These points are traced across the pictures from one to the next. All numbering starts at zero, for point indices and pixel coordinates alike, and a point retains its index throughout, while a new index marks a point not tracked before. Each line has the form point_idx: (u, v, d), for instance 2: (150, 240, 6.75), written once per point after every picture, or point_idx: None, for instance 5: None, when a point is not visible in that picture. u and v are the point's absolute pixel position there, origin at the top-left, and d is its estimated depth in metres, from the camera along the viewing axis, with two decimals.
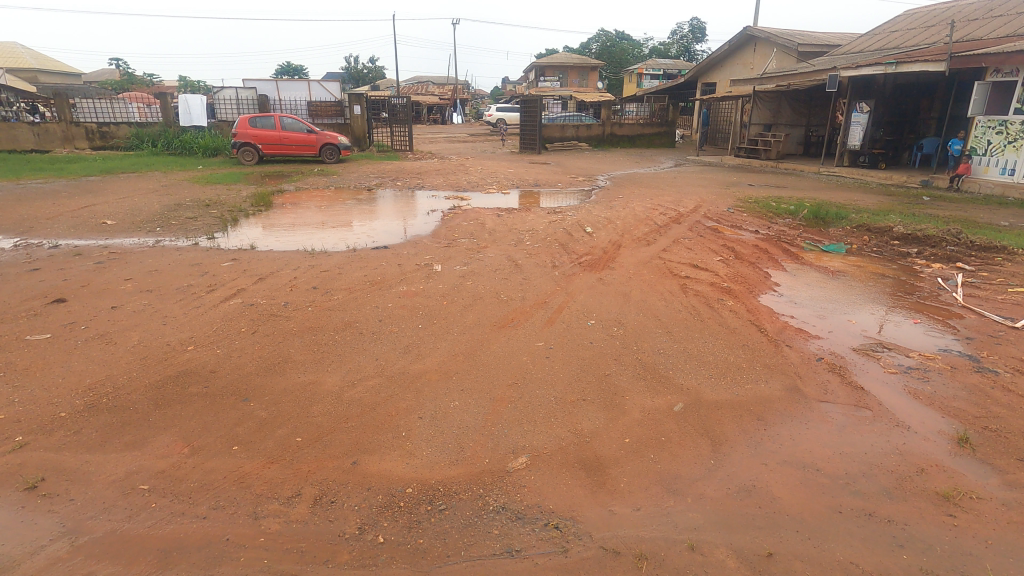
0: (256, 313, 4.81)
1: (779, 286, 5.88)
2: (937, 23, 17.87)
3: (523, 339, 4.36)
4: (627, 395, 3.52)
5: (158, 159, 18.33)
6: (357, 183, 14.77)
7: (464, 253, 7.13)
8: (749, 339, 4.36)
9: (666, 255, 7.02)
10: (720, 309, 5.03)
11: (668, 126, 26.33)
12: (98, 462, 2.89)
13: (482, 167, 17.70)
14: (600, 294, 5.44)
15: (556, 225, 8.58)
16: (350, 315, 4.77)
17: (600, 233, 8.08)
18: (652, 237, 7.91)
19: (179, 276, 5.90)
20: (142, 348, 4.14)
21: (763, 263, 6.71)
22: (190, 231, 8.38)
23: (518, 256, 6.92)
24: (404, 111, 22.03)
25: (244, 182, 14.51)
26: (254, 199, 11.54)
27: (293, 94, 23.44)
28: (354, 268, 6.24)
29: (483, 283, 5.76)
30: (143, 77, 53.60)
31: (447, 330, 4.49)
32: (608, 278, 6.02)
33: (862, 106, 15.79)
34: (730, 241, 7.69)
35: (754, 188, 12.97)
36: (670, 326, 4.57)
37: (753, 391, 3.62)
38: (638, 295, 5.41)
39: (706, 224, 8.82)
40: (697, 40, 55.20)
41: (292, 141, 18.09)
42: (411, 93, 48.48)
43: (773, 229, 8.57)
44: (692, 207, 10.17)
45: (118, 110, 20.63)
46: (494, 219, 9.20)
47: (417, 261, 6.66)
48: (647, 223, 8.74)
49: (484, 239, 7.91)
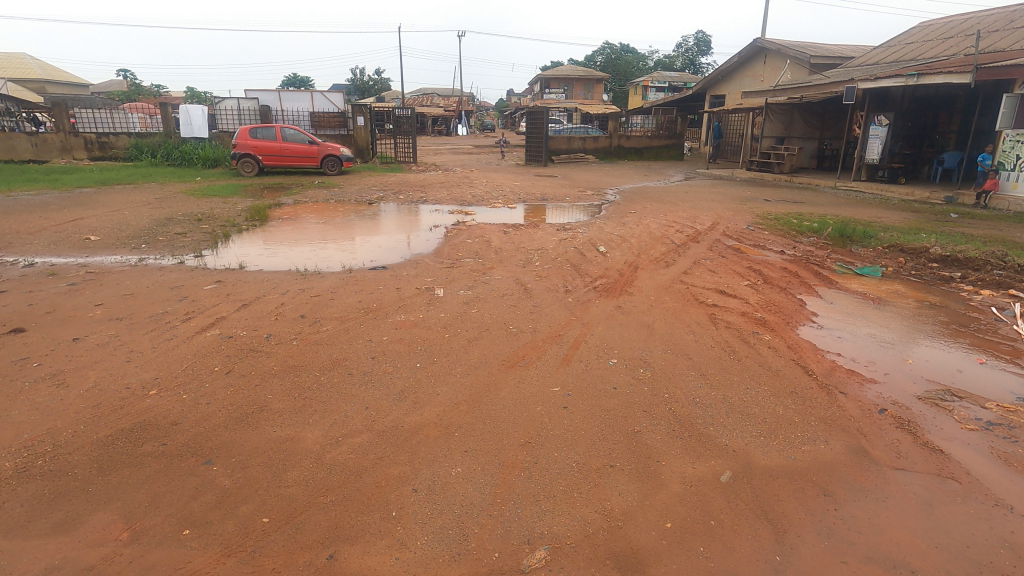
0: (233, 348, 4.26)
1: (818, 316, 5.32)
2: (956, 35, 17.39)
3: (535, 382, 3.79)
4: (663, 460, 2.94)
5: (157, 170, 17.95)
6: (359, 196, 14.32)
7: (468, 275, 6.60)
8: (797, 385, 3.78)
9: (688, 278, 6.48)
10: (757, 346, 4.45)
11: (676, 139, 25.76)
12: (13, 555, 2.33)
13: (487, 179, 17.29)
14: (620, 326, 4.88)
15: (566, 243, 8.05)
16: (340, 351, 4.21)
17: (614, 253, 7.54)
18: (671, 258, 7.37)
19: (155, 301, 5.37)
20: (97, 393, 3.58)
21: (795, 289, 6.14)
22: (177, 248, 7.87)
23: (527, 279, 6.39)
24: (408, 122, 21.70)
25: (242, 194, 14.08)
26: (250, 213, 11.07)
27: (296, 104, 23.08)
28: (348, 292, 5.71)
29: (489, 311, 5.22)
30: (150, 88, 53.89)
31: (450, 371, 3.94)
32: (628, 305, 5.47)
33: (881, 119, 15.26)
34: (755, 263, 7.13)
35: (771, 203, 12.44)
36: (704, 368, 4.00)
37: (812, 454, 3.03)
38: (662, 328, 4.84)
39: (728, 244, 8.26)
40: (703, 53, 55.07)
41: (292, 152, 17.71)
42: (415, 104, 48.38)
43: (799, 249, 8.02)
44: (710, 224, 9.62)
45: (118, 121, 20.37)
46: (501, 236, 8.67)
47: (418, 284, 6.13)
48: (663, 242, 8.20)
49: (489, 259, 7.37)
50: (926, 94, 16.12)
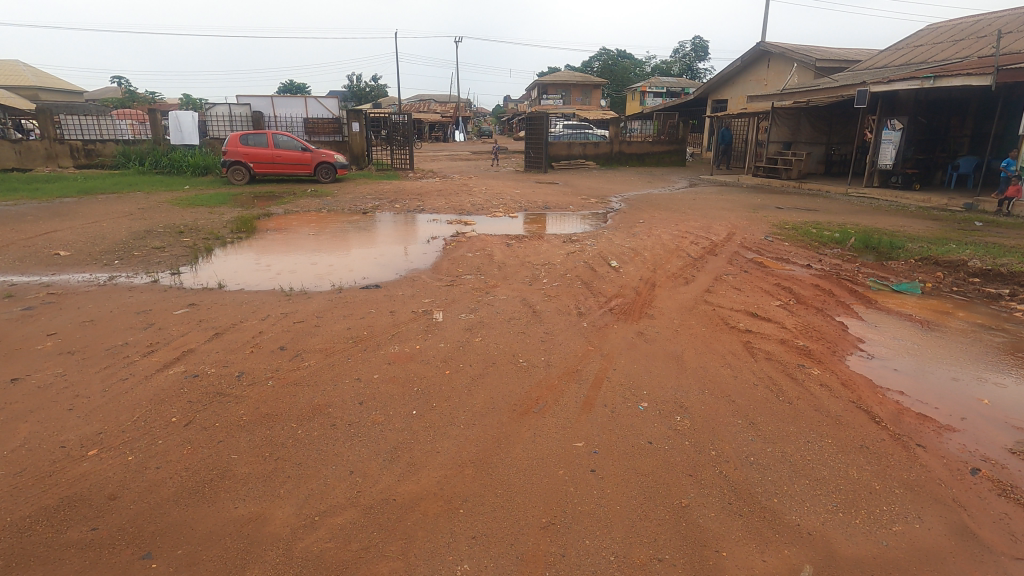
0: (197, 390, 3.63)
1: (864, 343, 4.73)
2: (966, 36, 16.96)
3: (554, 435, 3.17)
4: (724, 550, 2.32)
5: (144, 179, 17.33)
6: (353, 205, 13.70)
7: (469, 294, 5.99)
8: (865, 435, 3.17)
9: (712, 298, 5.89)
10: (807, 382, 3.85)
11: (678, 144, 25.29)
12: None
13: (487, 187, 16.70)
14: (645, 357, 4.28)
15: (575, 257, 7.46)
16: (321, 394, 3.58)
17: (628, 268, 6.94)
18: (690, 274, 6.80)
19: (116, 330, 4.74)
20: (23, 455, 2.95)
21: (832, 309, 5.56)
22: (152, 265, 7.24)
23: (535, 299, 5.79)
24: (406, 128, 21.17)
25: (230, 204, 13.47)
26: (236, 224, 10.45)
27: (289, 110, 22.47)
28: (336, 318, 5.10)
29: (495, 340, 4.61)
30: (145, 95, 53.41)
31: (453, 420, 3.32)
32: (651, 331, 4.87)
33: (894, 123, 14.74)
34: (782, 279, 6.56)
35: (783, 211, 11.92)
36: (752, 414, 3.39)
37: (907, 537, 2.42)
38: (694, 360, 4.24)
39: (748, 257, 7.69)
40: (699, 58, 54.86)
41: (285, 160, 17.14)
42: (412, 110, 47.87)
43: (825, 263, 7.45)
44: (725, 234, 9.06)
45: (105, 128, 19.79)
46: (503, 250, 8.07)
47: (414, 306, 5.52)
48: (679, 256, 7.62)
49: (492, 275, 6.76)
50: (939, 97, 15.65)
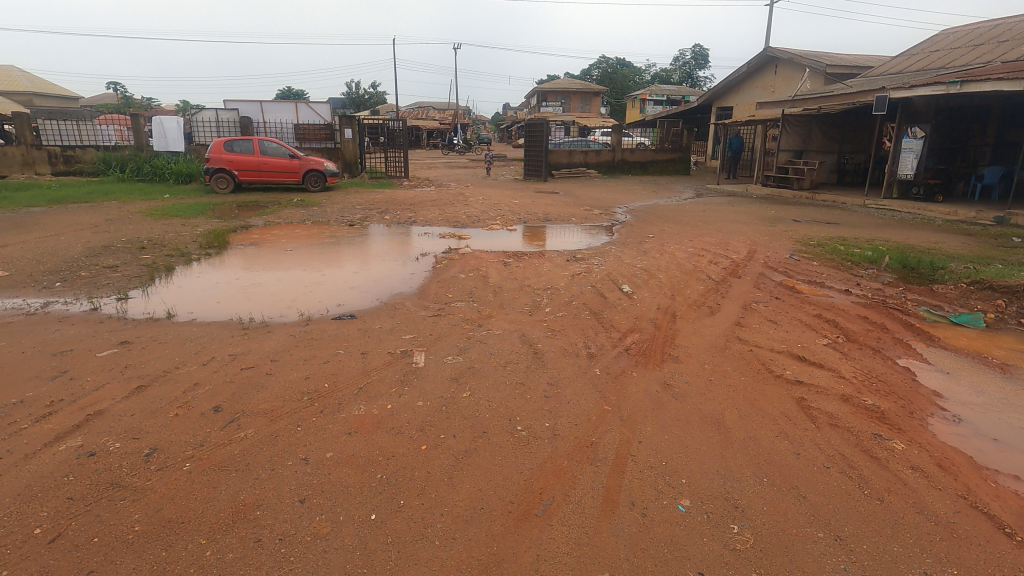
0: (85, 480, 2.70)
1: (944, 399, 3.82)
2: (987, 41, 16.27)
3: (567, 561, 2.26)
4: None
5: (123, 186, 16.46)
6: (340, 215, 12.84)
7: (458, 328, 5.09)
8: (998, 560, 2.27)
9: (746, 334, 4.99)
10: (892, 464, 2.95)
11: (682, 152, 24.55)
12: None
13: (484, 196, 15.86)
14: (677, 422, 3.38)
15: (581, 280, 6.58)
16: (252, 486, 2.68)
17: (642, 294, 6.06)
18: (714, 302, 5.91)
19: (16, 381, 3.81)
20: None
21: (890, 349, 4.66)
22: (98, 288, 6.34)
23: (537, 336, 4.89)
24: (402, 135, 20.48)
25: (209, 214, 12.62)
26: (208, 237, 9.56)
27: (279, 115, 21.50)
28: (294, 362, 4.18)
29: (487, 395, 3.69)
30: (141, 101, 52.86)
31: (425, 532, 2.41)
32: (679, 382, 3.98)
33: (915, 131, 13.90)
34: (822, 308, 5.68)
35: (801, 224, 11.10)
36: (835, 522, 2.48)
37: None
38: (739, 427, 3.33)
39: (776, 280, 6.83)
40: (699, 66, 54.25)
41: (272, 167, 16.27)
42: (409, 118, 47.15)
43: (865, 288, 6.58)
44: (746, 252, 8.19)
45: (86, 133, 18.91)
46: (500, 270, 7.18)
47: (391, 345, 4.60)
48: (698, 280, 6.75)
49: (486, 302, 5.87)
50: (961, 104, 14.87)
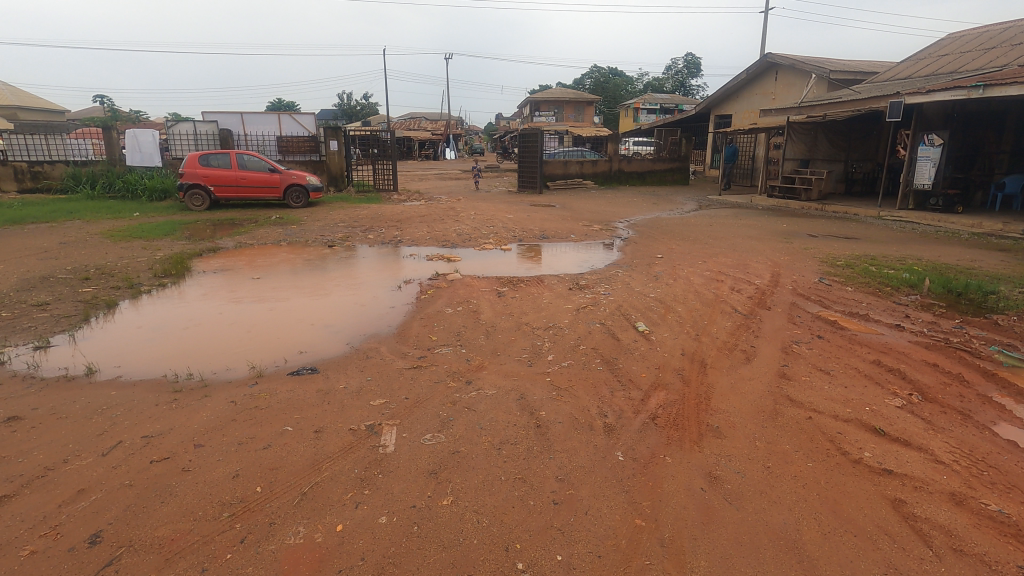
0: None
1: None
2: (998, 44, 15.61)
3: None
4: None
5: (91, 204, 15.45)
6: (320, 234, 11.88)
7: (441, 387, 4.13)
8: None
9: (797, 389, 4.05)
10: None
11: (681, 162, 23.79)
12: None
13: (476, 211, 14.96)
14: (740, 547, 2.44)
15: (588, 315, 5.66)
16: None
17: (661, 334, 5.14)
18: (747, 344, 4.99)
19: None
20: None
21: (982, 411, 3.72)
22: (15, 334, 5.33)
23: (540, 399, 3.94)
24: (390, 147, 19.48)
25: (176, 235, 11.62)
26: (167, 263, 8.57)
27: (261, 127, 20.47)
28: (224, 450, 3.20)
29: (476, 504, 2.73)
30: (129, 114, 52.25)
31: None
32: (729, 470, 3.04)
33: (933, 138, 13.12)
34: (878, 351, 4.76)
35: (818, 240, 10.27)
36: None
37: None
38: (827, 556, 2.40)
39: (812, 312, 5.93)
40: (691, 76, 53.93)
41: (250, 182, 15.34)
42: (400, 129, 46.31)
43: (917, 321, 5.67)
44: (769, 276, 7.31)
45: (55, 148, 17.94)
46: (493, 302, 6.24)
47: (355, 416, 3.63)
48: (724, 313, 5.83)
49: (476, 348, 4.91)
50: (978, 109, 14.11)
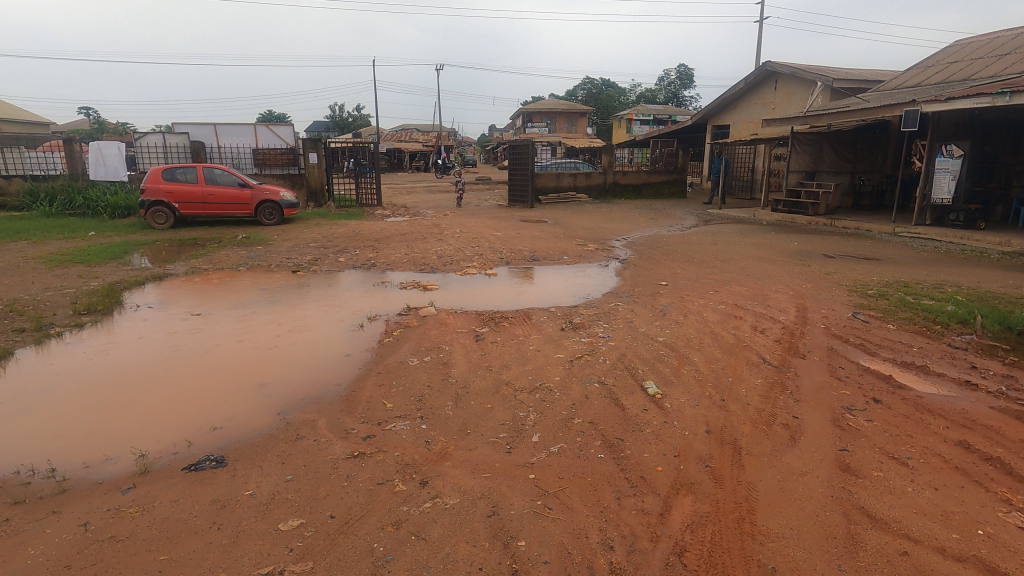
0: None
1: None
2: (1012, 50, 14.77)
3: None
4: None
5: (44, 222, 14.26)
6: (287, 257, 10.76)
7: (386, 493, 3.01)
8: None
9: (874, 494, 2.94)
10: None
11: (679, 174, 22.85)
12: None
13: (462, 228, 13.91)
14: None
15: (584, 371, 4.55)
16: None
17: (678, 400, 4.04)
18: (791, 413, 3.88)
19: None
20: None
21: None
22: None
23: (518, 516, 2.81)
24: (372, 160, 18.42)
25: (125, 258, 10.45)
26: (95, 295, 7.41)
27: (235, 139, 19.32)
28: None
29: None
30: (114, 127, 51.28)
31: None
32: None
33: (951, 150, 12.20)
34: (961, 427, 3.66)
35: (836, 262, 9.26)
36: None
37: None
38: None
39: (857, 362, 4.85)
40: (686, 86, 53.45)
41: (218, 198, 14.23)
42: (390, 141, 45.37)
43: (989, 375, 4.60)
44: (795, 311, 6.25)
45: (11, 161, 16.77)
46: (468, 351, 5.12)
47: (248, 558, 2.50)
48: (751, 365, 4.75)
49: (441, 423, 3.79)
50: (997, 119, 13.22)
